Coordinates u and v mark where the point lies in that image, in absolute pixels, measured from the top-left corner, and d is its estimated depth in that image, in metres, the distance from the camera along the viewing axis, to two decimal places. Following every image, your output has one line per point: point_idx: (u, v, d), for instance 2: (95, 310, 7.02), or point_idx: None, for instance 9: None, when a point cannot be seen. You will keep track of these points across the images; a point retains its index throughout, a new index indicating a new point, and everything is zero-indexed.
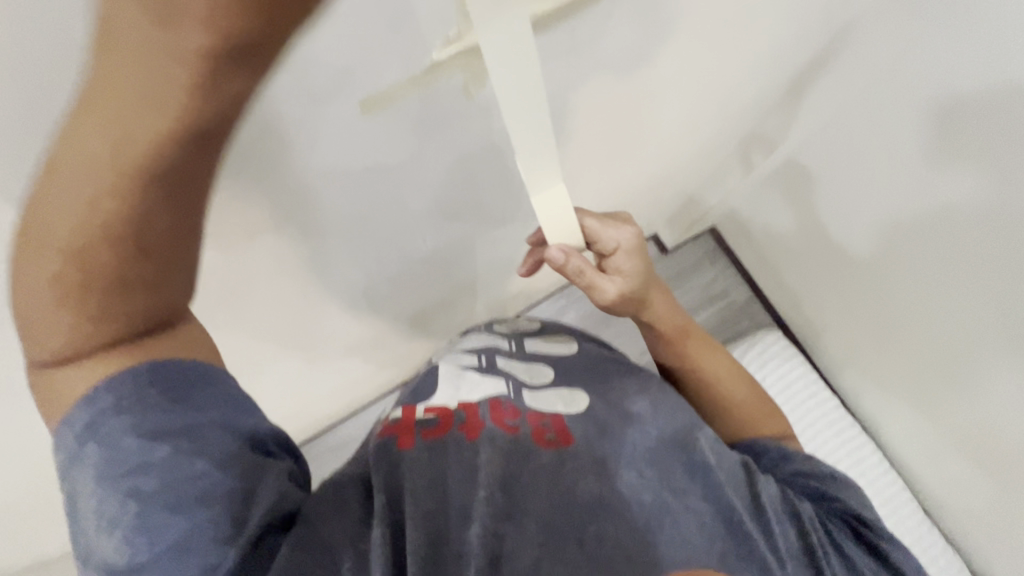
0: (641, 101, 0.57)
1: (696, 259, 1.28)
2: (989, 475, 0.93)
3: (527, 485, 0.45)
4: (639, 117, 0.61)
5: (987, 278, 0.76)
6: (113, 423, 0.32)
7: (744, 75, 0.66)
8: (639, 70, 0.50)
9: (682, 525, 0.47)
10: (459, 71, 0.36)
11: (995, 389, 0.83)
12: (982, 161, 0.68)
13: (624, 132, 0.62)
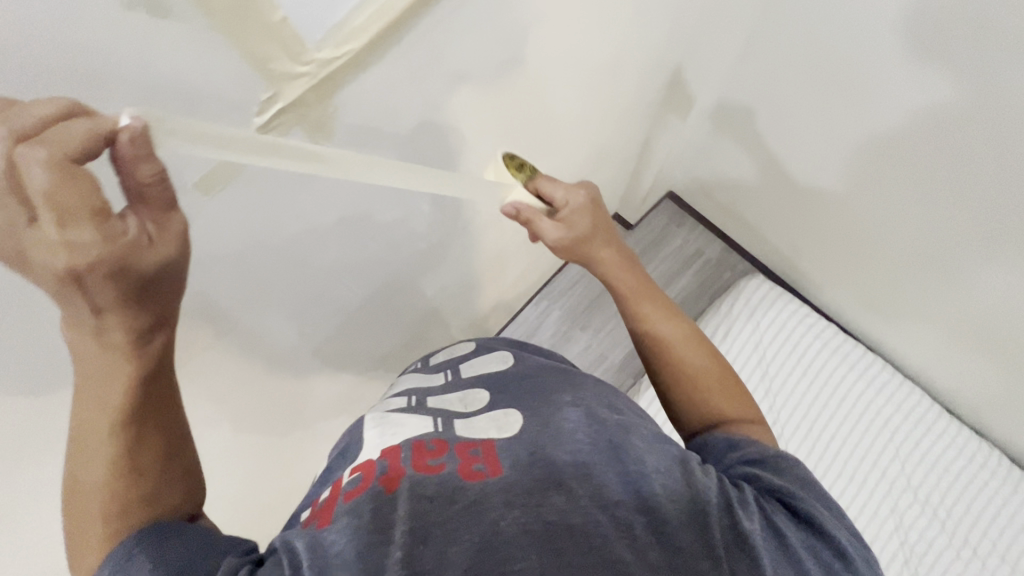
0: (536, 94, 0.57)
1: (661, 226, 1.28)
2: (997, 356, 0.92)
3: (441, 535, 0.35)
4: (542, 109, 0.61)
5: (939, 165, 0.76)
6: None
7: (638, 43, 0.67)
8: (521, 64, 0.50)
9: (642, 544, 0.37)
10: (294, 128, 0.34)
11: (980, 269, 0.83)
12: (902, 49, 0.68)
13: (533, 127, 0.62)
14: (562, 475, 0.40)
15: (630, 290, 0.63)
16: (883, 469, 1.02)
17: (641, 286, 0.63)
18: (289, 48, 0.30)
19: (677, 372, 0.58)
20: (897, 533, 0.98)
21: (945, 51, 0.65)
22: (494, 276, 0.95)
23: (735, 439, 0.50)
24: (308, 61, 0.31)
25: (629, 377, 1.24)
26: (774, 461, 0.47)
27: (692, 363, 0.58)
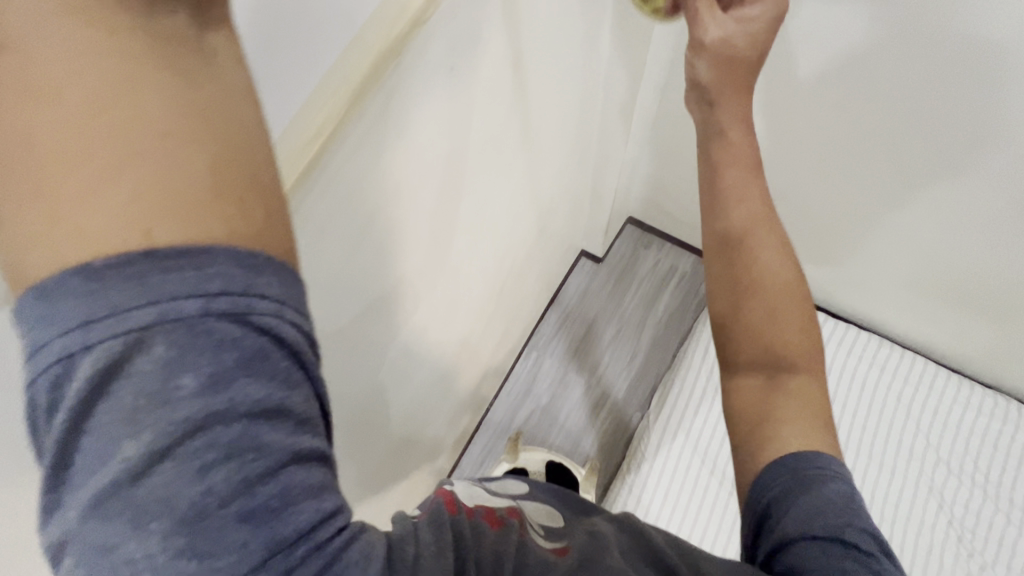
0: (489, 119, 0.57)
1: (630, 252, 1.29)
2: (975, 297, 0.96)
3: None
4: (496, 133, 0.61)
5: (872, 125, 0.81)
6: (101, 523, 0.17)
7: (571, 65, 0.70)
8: (469, 79, 0.49)
9: None
10: None
11: (936, 215, 0.87)
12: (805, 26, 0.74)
13: (490, 151, 0.62)
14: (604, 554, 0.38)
15: (749, 210, 0.50)
16: (910, 447, 1.00)
17: (764, 204, 0.51)
18: None
19: (759, 309, 0.51)
20: (942, 509, 0.95)
21: (851, 25, 0.72)
22: (476, 327, 0.91)
23: (789, 463, 0.45)
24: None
25: (637, 411, 1.20)
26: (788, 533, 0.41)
27: (783, 305, 0.51)
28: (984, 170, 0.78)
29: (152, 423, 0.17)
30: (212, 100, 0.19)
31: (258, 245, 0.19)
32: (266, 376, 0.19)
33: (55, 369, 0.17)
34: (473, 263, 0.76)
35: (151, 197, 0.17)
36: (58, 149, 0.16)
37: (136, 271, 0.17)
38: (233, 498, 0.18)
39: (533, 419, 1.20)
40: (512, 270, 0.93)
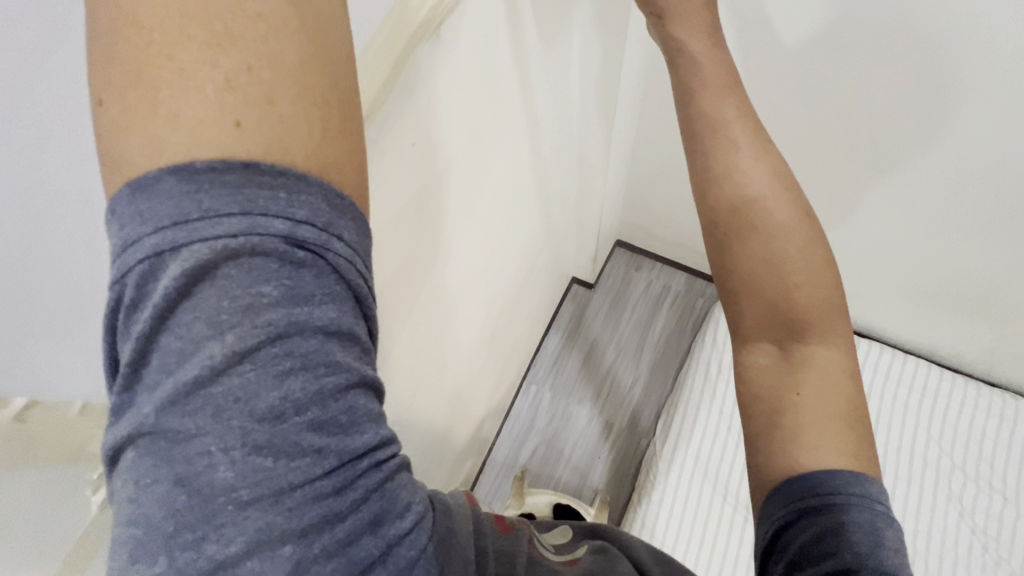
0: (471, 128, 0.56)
1: (622, 274, 1.29)
2: (965, 297, 0.97)
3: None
4: (484, 143, 0.61)
5: (847, 140, 0.83)
6: (182, 411, 0.19)
7: (553, 83, 0.70)
8: (448, 84, 0.49)
9: None
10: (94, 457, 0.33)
11: (917, 221, 0.89)
12: (773, 53, 0.77)
13: (479, 164, 0.61)
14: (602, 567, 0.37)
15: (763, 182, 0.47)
16: (923, 456, 0.98)
17: (776, 177, 0.47)
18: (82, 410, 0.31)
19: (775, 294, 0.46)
20: (964, 519, 0.93)
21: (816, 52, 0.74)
22: (477, 358, 0.87)
23: (822, 485, 0.40)
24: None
25: (643, 437, 1.16)
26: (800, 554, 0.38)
27: (805, 287, 0.46)
28: (968, 174, 0.79)
29: (244, 326, 0.19)
30: (309, 41, 0.21)
31: (339, 187, 0.21)
32: (338, 298, 0.21)
33: (161, 265, 0.19)
34: (472, 288, 0.74)
35: (269, 111, 0.20)
36: (171, 61, 0.18)
37: (237, 186, 0.19)
38: (307, 407, 0.20)
39: (537, 454, 1.15)
40: (509, 297, 0.91)
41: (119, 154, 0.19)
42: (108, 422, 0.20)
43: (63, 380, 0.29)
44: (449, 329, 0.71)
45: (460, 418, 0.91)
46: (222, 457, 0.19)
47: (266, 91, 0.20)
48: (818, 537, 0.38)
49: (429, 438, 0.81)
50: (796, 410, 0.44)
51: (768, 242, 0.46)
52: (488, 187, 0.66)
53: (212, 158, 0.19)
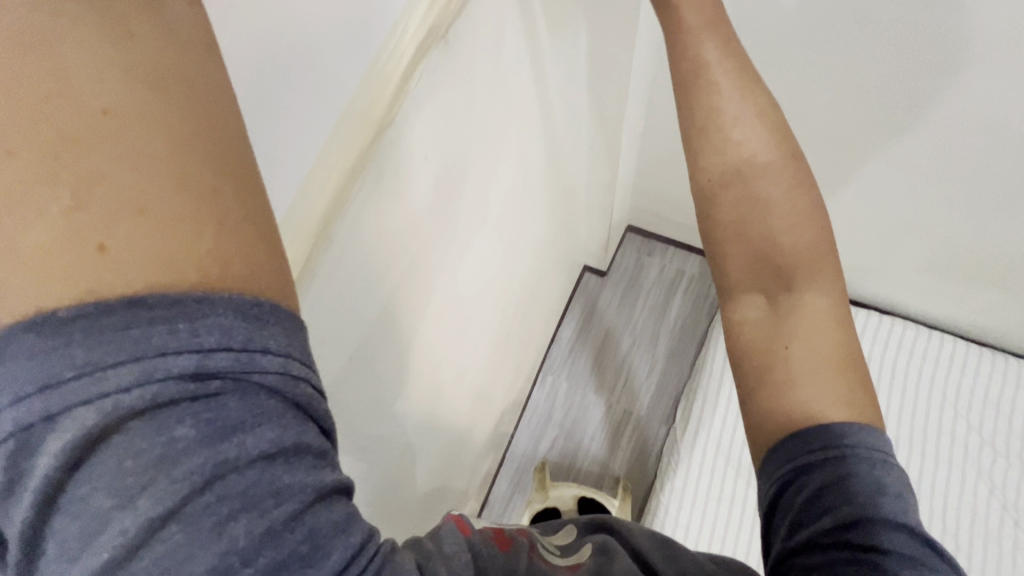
0: (476, 133, 0.54)
1: (634, 261, 1.27)
2: (996, 271, 0.93)
3: None
4: (491, 146, 0.58)
5: (867, 113, 0.80)
6: None
7: (558, 75, 0.67)
8: (448, 90, 0.46)
9: None
10: None
11: (942, 194, 0.86)
12: (786, 27, 0.73)
13: (488, 167, 0.59)
14: (605, 567, 0.36)
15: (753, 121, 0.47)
16: (951, 433, 0.95)
17: (762, 117, 0.48)
18: None
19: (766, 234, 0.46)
20: (994, 496, 0.91)
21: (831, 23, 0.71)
22: (492, 360, 0.87)
23: (817, 440, 0.40)
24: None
25: (662, 425, 1.15)
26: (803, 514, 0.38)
27: (793, 225, 0.46)
28: (994, 142, 0.76)
29: (160, 485, 0.17)
30: (174, 124, 0.18)
31: (241, 291, 0.18)
32: (272, 417, 0.18)
33: (38, 442, 0.16)
34: (485, 291, 0.73)
35: (155, 225, 0.17)
36: (8, 193, 0.15)
37: (123, 328, 0.16)
38: (256, 554, 0.18)
39: (556, 447, 1.15)
40: (522, 296, 0.89)
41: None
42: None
43: None
44: (463, 333, 0.70)
45: (478, 419, 0.91)
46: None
47: (132, 198, 0.17)
48: (816, 494, 0.38)
49: (448, 443, 0.81)
50: (784, 360, 0.44)
51: (762, 183, 0.46)
52: (499, 185, 0.64)
53: (83, 302, 0.16)
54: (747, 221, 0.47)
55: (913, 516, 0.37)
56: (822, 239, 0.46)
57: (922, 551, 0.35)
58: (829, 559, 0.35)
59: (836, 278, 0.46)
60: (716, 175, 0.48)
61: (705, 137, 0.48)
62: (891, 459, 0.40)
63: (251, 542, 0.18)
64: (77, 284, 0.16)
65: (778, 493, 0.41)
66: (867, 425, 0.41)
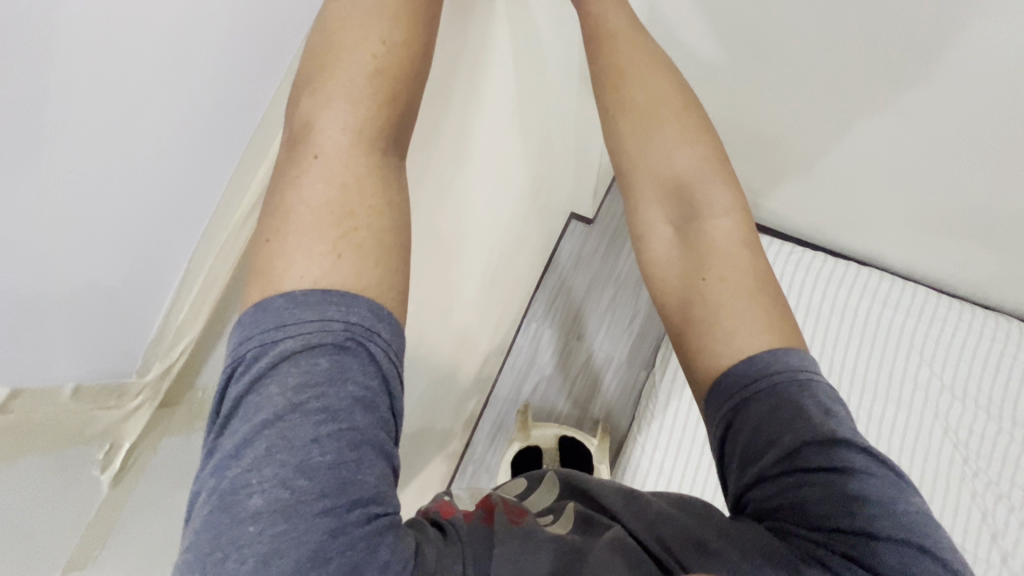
0: (464, 64, 0.52)
1: (620, 209, 1.26)
2: (975, 226, 0.94)
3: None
4: (479, 79, 0.55)
5: (861, 59, 0.78)
6: (247, 449, 0.28)
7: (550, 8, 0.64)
8: None
9: None
10: (100, 449, 0.31)
11: (930, 147, 0.85)
12: None
13: (476, 102, 0.57)
14: (587, 545, 0.38)
15: (655, 88, 0.55)
16: (913, 378, 1.00)
17: (650, 60, 0.55)
18: (105, 401, 0.31)
19: (677, 185, 0.53)
20: (948, 436, 0.97)
21: None
22: (477, 301, 0.86)
23: (747, 379, 0.44)
24: (137, 391, 0.32)
25: (642, 368, 1.18)
26: (750, 437, 0.42)
27: (691, 169, 0.53)
28: (984, 94, 0.74)
29: (299, 386, 0.29)
30: (391, 222, 0.36)
31: (380, 302, 0.33)
32: (367, 371, 0.30)
33: (260, 346, 0.30)
34: (473, 231, 0.72)
35: (366, 258, 0.33)
36: (311, 220, 0.33)
37: (317, 297, 0.31)
38: (327, 447, 0.29)
39: (539, 389, 1.18)
40: (508, 241, 0.88)
41: (266, 270, 0.32)
42: (203, 461, 0.30)
43: (51, 362, 0.28)
44: (449, 273, 0.70)
45: (464, 359, 0.92)
46: (261, 479, 0.28)
47: (357, 243, 0.34)
48: (756, 429, 0.42)
49: (434, 381, 0.82)
50: (702, 293, 0.50)
51: (644, 114, 0.54)
52: (489, 119, 0.61)
53: (327, 283, 0.32)
54: (635, 149, 0.55)
55: (847, 428, 0.42)
56: (697, 155, 0.53)
57: (859, 458, 0.41)
58: (778, 489, 0.40)
59: (742, 209, 0.53)
60: (614, 110, 0.55)
61: (610, 88, 0.55)
62: (813, 377, 0.44)
63: (328, 437, 0.29)
64: (320, 272, 0.32)
65: (724, 434, 0.44)
66: (792, 348, 0.46)
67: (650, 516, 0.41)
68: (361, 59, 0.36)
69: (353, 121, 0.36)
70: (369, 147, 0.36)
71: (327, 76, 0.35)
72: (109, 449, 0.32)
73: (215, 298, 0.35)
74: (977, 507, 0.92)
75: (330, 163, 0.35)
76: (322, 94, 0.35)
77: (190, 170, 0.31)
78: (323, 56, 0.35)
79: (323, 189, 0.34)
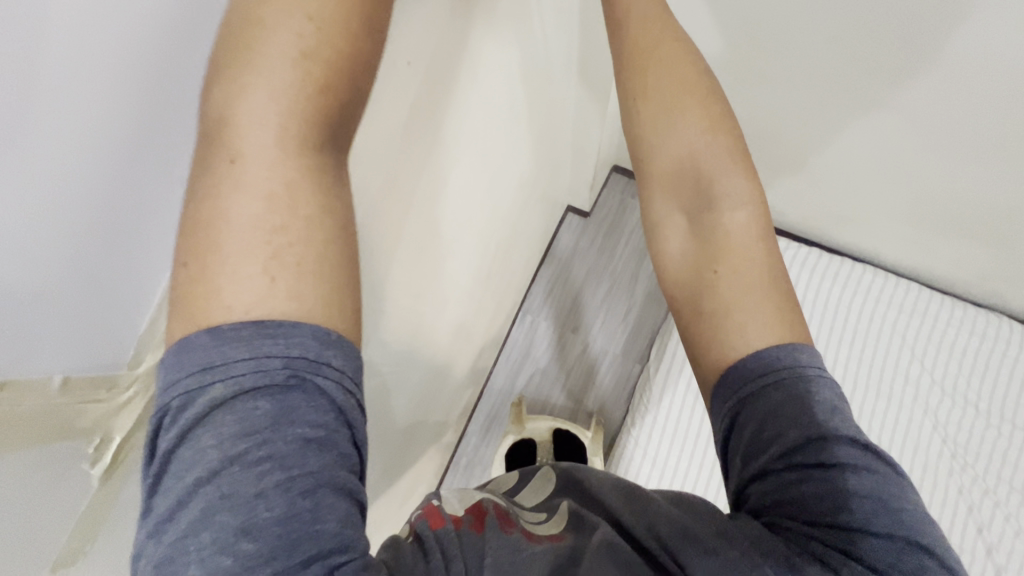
0: (463, 56, 0.51)
1: (619, 203, 1.25)
2: (969, 224, 0.95)
3: None
4: (478, 71, 0.55)
5: (859, 57, 0.77)
6: (185, 509, 0.27)
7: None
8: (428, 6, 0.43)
9: None
10: (88, 442, 0.31)
11: (927, 145, 0.85)
12: None
13: (474, 94, 0.56)
14: (582, 549, 0.38)
15: (671, 75, 0.54)
16: (905, 374, 1.01)
17: (667, 33, 0.54)
18: (96, 394, 0.30)
19: (692, 175, 0.53)
20: (937, 431, 0.98)
21: None
22: (472, 294, 0.86)
23: (753, 373, 0.44)
24: (129, 383, 0.32)
25: (636, 363, 1.18)
26: (755, 428, 0.42)
27: (706, 154, 0.53)
28: (982, 92, 0.74)
29: (238, 436, 0.27)
30: (332, 231, 0.32)
31: (324, 326, 0.30)
32: (317, 409, 0.29)
33: (190, 396, 0.28)
34: (469, 225, 0.71)
35: (310, 274, 0.31)
36: (243, 238, 0.30)
37: (249, 336, 0.28)
38: (275, 500, 0.27)
39: (533, 383, 1.19)
40: (504, 234, 0.88)
41: (192, 299, 0.29)
42: (140, 523, 0.28)
43: (33, 355, 0.27)
44: (445, 265, 0.70)
45: (459, 351, 0.92)
46: (199, 545, 0.26)
47: (295, 260, 0.30)
48: (761, 422, 0.42)
49: (429, 373, 0.82)
50: (713, 284, 0.50)
51: (660, 95, 0.53)
52: (486, 112, 0.61)
53: (258, 314, 0.29)
54: (648, 133, 0.54)
55: (851, 427, 0.42)
56: (713, 143, 0.53)
57: (864, 456, 0.41)
58: (779, 483, 0.40)
59: (757, 196, 0.52)
60: (628, 84, 0.54)
61: (628, 61, 0.54)
62: (820, 373, 0.44)
63: (277, 485, 0.27)
64: (252, 298, 0.29)
65: (728, 426, 0.45)
66: (801, 345, 0.46)
67: (644, 514, 0.42)
68: (287, 42, 0.30)
69: (285, 115, 0.31)
70: (311, 142, 0.32)
71: (242, 62, 0.30)
72: (99, 443, 0.31)
73: None
74: (963, 502, 0.94)
75: (256, 168, 0.30)
76: (238, 85, 0.30)
77: (163, 156, 0.31)
78: (243, 35, 0.30)
79: (248, 201, 0.30)
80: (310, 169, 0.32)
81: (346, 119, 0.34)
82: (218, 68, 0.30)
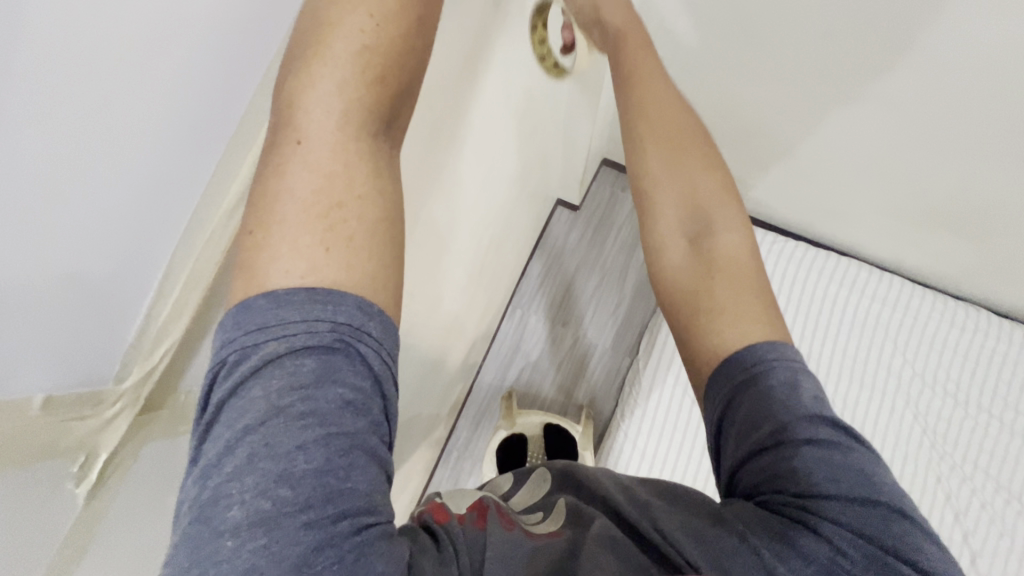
0: (459, 48, 0.50)
1: (610, 195, 1.25)
2: (954, 220, 0.96)
3: None
4: (474, 62, 0.53)
5: (850, 54, 0.78)
6: (233, 455, 0.27)
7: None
8: None
9: None
10: (77, 460, 0.30)
11: (913, 142, 0.86)
12: None
13: (469, 86, 0.55)
14: (580, 542, 0.38)
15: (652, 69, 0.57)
16: (888, 366, 1.03)
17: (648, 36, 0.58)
18: (82, 410, 0.29)
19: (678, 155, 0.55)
20: (918, 421, 1.00)
21: None
22: (465, 290, 0.85)
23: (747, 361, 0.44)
24: (115, 398, 0.31)
25: (625, 356, 1.19)
26: (748, 408, 0.42)
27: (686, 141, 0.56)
28: (969, 89, 0.75)
29: (284, 391, 0.28)
30: (382, 211, 0.34)
31: (368, 299, 0.31)
32: (357, 375, 0.29)
33: (244, 350, 0.28)
34: (462, 221, 0.70)
35: (359, 248, 0.32)
36: (299, 210, 0.32)
37: (303, 301, 0.29)
38: (313, 454, 0.27)
39: (523, 376, 1.18)
40: (496, 229, 0.87)
41: (251, 267, 0.30)
42: (188, 469, 0.29)
43: (19, 370, 0.26)
44: (438, 262, 0.68)
45: (451, 347, 0.91)
46: (242, 489, 0.27)
47: (347, 235, 0.32)
48: (755, 405, 0.42)
49: (422, 370, 0.81)
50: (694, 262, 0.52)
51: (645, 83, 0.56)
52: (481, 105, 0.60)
53: (314, 280, 0.30)
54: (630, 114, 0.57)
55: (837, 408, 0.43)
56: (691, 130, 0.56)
57: (846, 438, 0.42)
58: (773, 461, 0.40)
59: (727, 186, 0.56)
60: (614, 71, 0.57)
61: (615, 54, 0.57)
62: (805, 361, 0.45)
63: (315, 442, 0.28)
64: (306, 267, 0.31)
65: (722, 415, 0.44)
66: None
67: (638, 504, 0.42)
68: (353, 33, 0.34)
69: (344, 99, 0.34)
70: (364, 129, 0.35)
71: (318, 51, 0.33)
72: (85, 460, 0.30)
73: (201, 294, 0.33)
74: (942, 490, 0.96)
75: (315, 148, 0.33)
76: (308, 71, 0.33)
77: (170, 158, 0.29)
78: (316, 31, 0.33)
79: (308, 178, 0.32)
80: (364, 156, 0.34)
81: (391, 115, 0.37)
82: (289, 61, 0.33)
